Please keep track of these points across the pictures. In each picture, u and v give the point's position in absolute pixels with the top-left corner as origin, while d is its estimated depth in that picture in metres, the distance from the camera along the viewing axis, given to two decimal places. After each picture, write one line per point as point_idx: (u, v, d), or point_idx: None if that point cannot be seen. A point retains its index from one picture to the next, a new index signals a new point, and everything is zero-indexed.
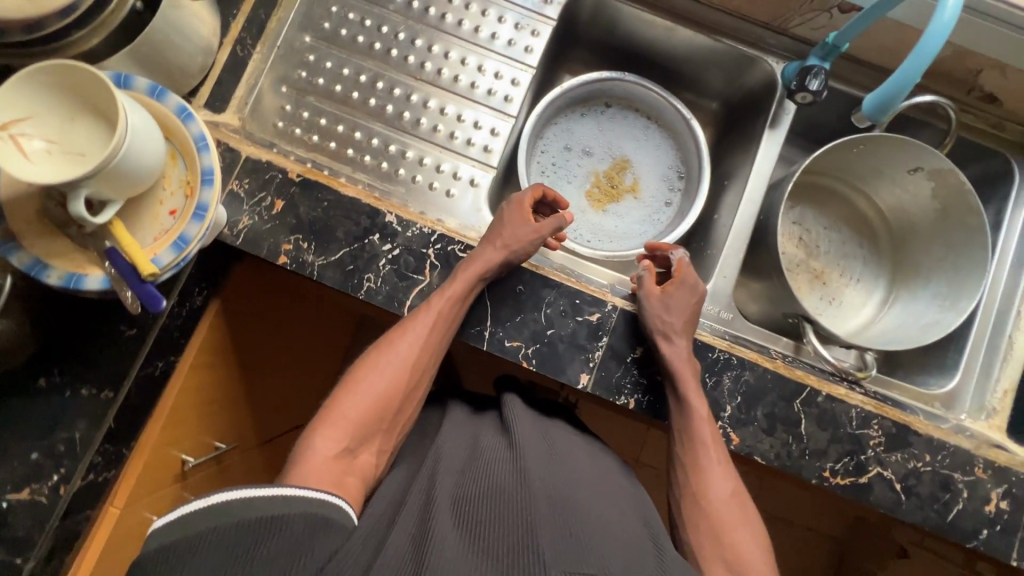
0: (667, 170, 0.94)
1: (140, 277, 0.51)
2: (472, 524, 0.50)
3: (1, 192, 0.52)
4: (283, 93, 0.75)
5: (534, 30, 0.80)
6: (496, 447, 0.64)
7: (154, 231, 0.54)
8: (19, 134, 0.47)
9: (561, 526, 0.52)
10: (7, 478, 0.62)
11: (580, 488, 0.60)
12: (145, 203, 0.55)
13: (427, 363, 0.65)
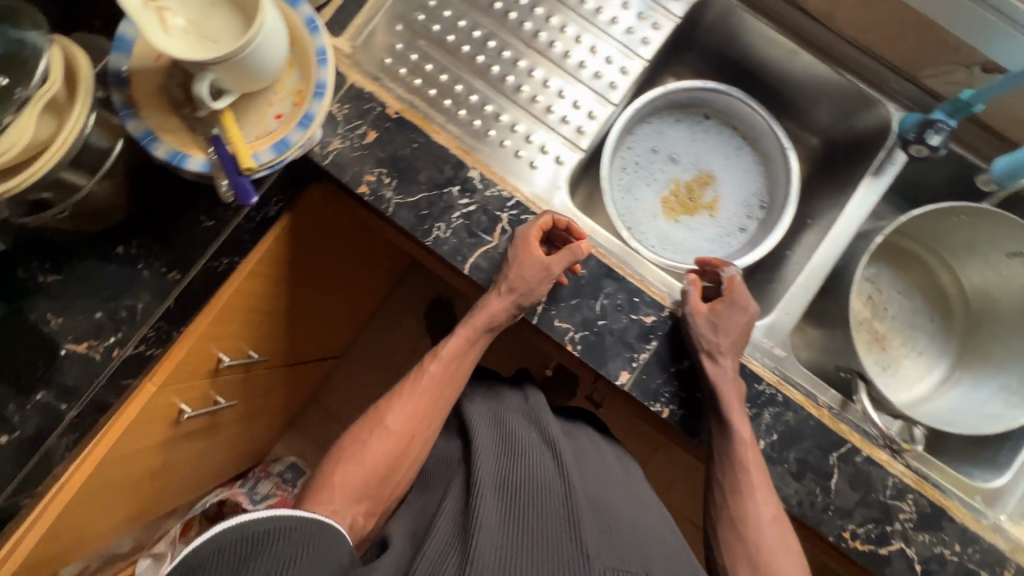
0: (751, 195, 0.92)
1: (238, 168, 0.53)
2: (517, 512, 0.58)
3: (133, 60, 0.55)
4: (397, 31, 0.76)
5: (655, 23, 0.78)
6: (528, 438, 0.69)
7: (258, 129, 0.56)
8: (164, 8, 0.49)
9: (592, 529, 0.59)
10: (71, 328, 0.67)
11: (603, 499, 0.67)
12: (256, 102, 0.57)
13: (417, 429, 0.69)
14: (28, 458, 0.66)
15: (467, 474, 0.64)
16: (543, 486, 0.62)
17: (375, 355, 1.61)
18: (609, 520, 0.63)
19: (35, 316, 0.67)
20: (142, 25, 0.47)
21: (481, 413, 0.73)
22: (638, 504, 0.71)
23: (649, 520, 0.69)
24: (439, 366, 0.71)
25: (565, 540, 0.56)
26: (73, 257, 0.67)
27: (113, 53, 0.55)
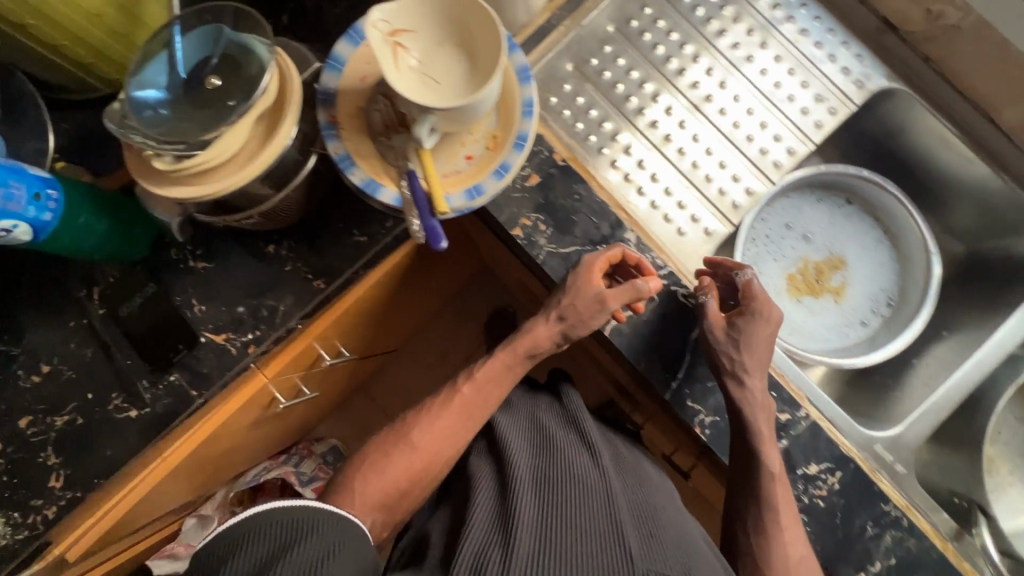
0: (881, 290, 0.88)
1: (432, 210, 0.53)
2: (561, 521, 0.57)
3: (341, 80, 0.56)
4: (569, 72, 0.75)
5: (832, 107, 0.76)
6: (567, 442, 0.67)
7: (448, 167, 0.56)
8: (400, 44, 0.49)
9: (634, 538, 0.57)
10: (213, 318, 0.68)
11: (639, 499, 0.64)
12: (451, 140, 0.56)
13: (442, 448, 0.64)
14: (152, 434, 0.67)
15: (502, 471, 0.63)
16: (582, 492, 0.60)
17: (429, 353, 1.55)
18: (649, 523, 0.61)
19: (179, 300, 0.68)
20: (382, 64, 0.48)
21: (517, 419, 0.70)
22: (669, 501, 0.68)
23: (682, 520, 0.66)
24: (473, 387, 0.67)
25: (608, 552, 0.55)
26: (226, 248, 0.68)
27: (325, 72, 0.55)
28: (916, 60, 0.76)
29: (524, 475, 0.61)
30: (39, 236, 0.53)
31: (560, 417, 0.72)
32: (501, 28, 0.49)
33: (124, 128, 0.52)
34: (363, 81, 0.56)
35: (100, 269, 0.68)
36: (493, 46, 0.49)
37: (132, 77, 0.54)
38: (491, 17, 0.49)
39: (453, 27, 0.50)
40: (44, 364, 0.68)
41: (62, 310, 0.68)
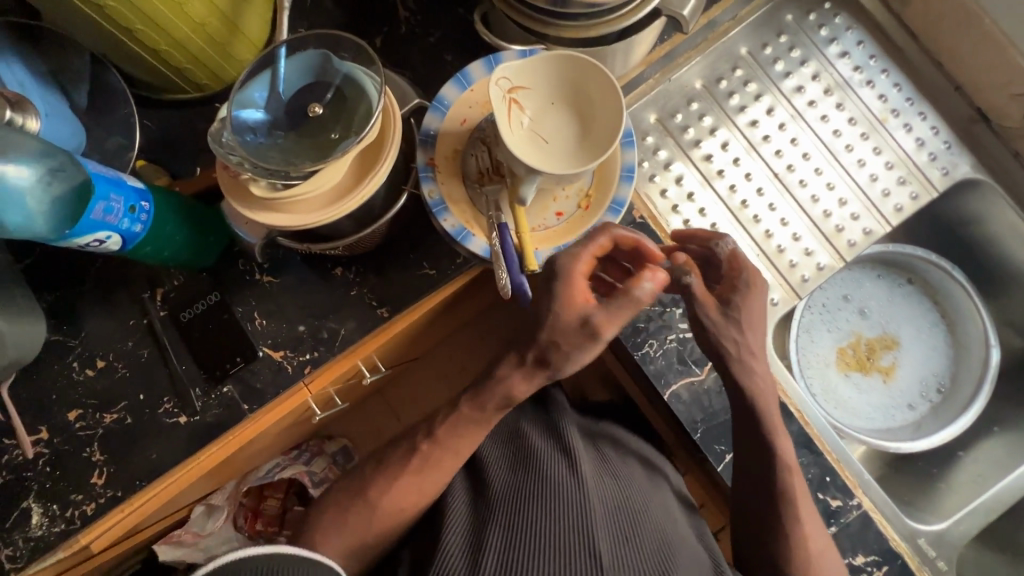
0: (932, 377, 0.86)
1: (522, 266, 0.54)
2: (529, 537, 0.53)
3: (444, 123, 0.57)
4: (652, 126, 0.74)
5: (913, 192, 0.75)
6: (543, 438, 0.63)
7: (537, 221, 0.56)
8: (515, 99, 0.50)
9: (607, 531, 0.54)
10: (273, 333, 0.67)
11: (621, 494, 0.60)
12: (543, 194, 0.56)
13: (405, 502, 0.59)
14: (198, 442, 0.67)
15: (482, 475, 0.61)
16: (551, 496, 0.56)
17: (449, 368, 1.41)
18: (629, 522, 0.57)
19: (240, 312, 0.67)
20: (497, 117, 0.48)
21: (498, 438, 0.65)
22: (657, 492, 0.64)
23: (667, 510, 0.62)
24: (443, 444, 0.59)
25: (581, 544, 0.53)
26: (294, 264, 0.68)
27: (430, 111, 0.57)
28: (1004, 153, 0.75)
29: (497, 489, 0.58)
30: (127, 245, 0.53)
31: (541, 422, 0.66)
32: (620, 101, 0.49)
33: (224, 148, 0.52)
34: (464, 125, 0.57)
35: (165, 271, 0.67)
36: (610, 116, 0.50)
37: (235, 94, 0.53)
38: (613, 90, 0.50)
39: (571, 91, 0.51)
40: (99, 359, 0.67)
41: (123, 307, 0.68)
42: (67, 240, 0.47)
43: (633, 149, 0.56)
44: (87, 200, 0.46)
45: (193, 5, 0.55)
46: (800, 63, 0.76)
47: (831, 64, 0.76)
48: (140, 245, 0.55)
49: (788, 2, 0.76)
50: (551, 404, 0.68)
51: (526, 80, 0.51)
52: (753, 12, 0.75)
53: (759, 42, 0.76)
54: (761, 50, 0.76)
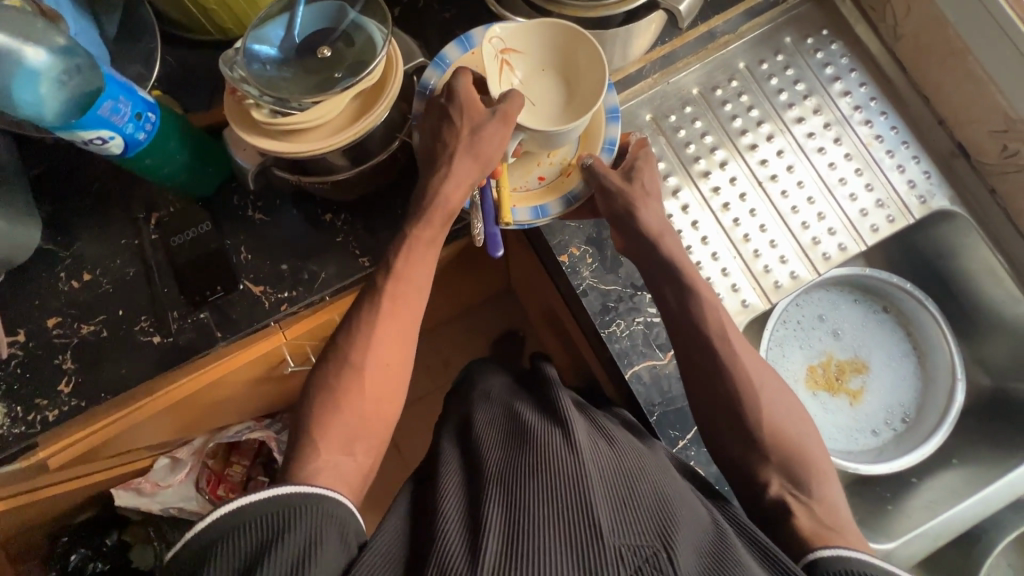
0: (898, 405, 0.87)
1: (496, 220, 0.61)
2: (523, 500, 0.47)
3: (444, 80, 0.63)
4: (646, 123, 0.78)
5: (891, 215, 0.78)
6: (534, 419, 0.59)
7: (519, 182, 0.64)
8: (509, 62, 0.60)
9: (605, 495, 0.48)
10: (256, 268, 0.70)
11: (614, 458, 0.54)
12: (528, 159, 0.65)
13: (375, 381, 0.54)
14: (167, 364, 0.68)
15: (476, 459, 0.55)
16: (544, 460, 0.51)
17: (432, 359, 1.44)
18: (627, 486, 0.50)
19: (228, 244, 0.70)
20: (489, 77, 0.59)
21: (491, 407, 0.65)
22: (650, 454, 0.58)
23: (665, 470, 0.55)
24: (405, 280, 0.57)
25: (577, 509, 0.46)
26: (287, 206, 0.70)
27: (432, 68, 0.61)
28: (981, 189, 0.78)
29: (493, 465, 0.53)
30: (127, 151, 0.56)
31: (535, 401, 0.64)
32: (600, 70, 0.58)
33: (233, 72, 0.55)
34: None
35: (163, 197, 0.70)
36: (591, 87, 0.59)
37: (251, 30, 0.56)
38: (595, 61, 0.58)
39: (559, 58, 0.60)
40: (86, 273, 0.70)
41: (117, 227, 0.71)
42: (71, 130, 0.50)
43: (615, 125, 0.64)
44: (97, 95, 0.50)
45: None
46: (794, 81, 0.80)
47: (823, 86, 0.80)
48: (140, 155, 0.58)
49: (787, 26, 0.80)
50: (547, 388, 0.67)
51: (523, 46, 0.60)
52: (752, 30, 0.79)
53: (756, 58, 0.80)
54: (758, 65, 0.80)
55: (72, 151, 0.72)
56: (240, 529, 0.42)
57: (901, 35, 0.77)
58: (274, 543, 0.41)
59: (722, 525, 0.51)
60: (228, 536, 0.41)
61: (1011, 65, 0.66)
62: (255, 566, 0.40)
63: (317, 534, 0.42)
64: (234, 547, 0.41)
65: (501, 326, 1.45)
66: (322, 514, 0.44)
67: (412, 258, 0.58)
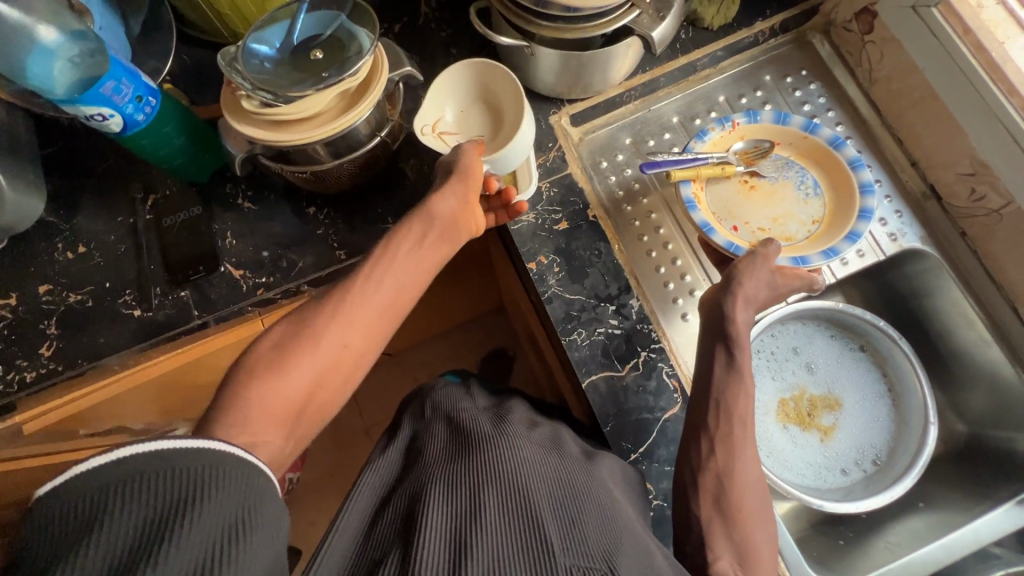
0: (869, 446, 0.85)
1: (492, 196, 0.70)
2: (468, 504, 0.47)
3: (751, 130, 0.79)
4: (625, 143, 0.82)
5: (861, 250, 0.79)
6: (483, 425, 0.59)
7: (722, 216, 0.77)
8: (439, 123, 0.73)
9: (550, 510, 0.48)
10: (239, 253, 0.74)
11: (558, 472, 0.54)
12: (741, 210, 0.77)
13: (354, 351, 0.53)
14: (144, 336, 0.71)
15: (423, 467, 0.54)
16: (492, 468, 0.51)
17: (418, 371, 1.45)
18: (573, 503, 0.50)
19: (216, 229, 0.74)
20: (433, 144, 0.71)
21: (440, 414, 0.64)
22: (596, 472, 0.57)
23: (610, 494, 0.55)
24: (382, 300, 0.56)
25: (521, 524, 0.46)
26: (275, 194, 0.76)
27: (751, 113, 0.78)
28: (951, 230, 0.79)
29: (440, 470, 0.52)
30: (126, 130, 0.61)
31: (490, 414, 0.64)
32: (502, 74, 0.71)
33: (230, 68, 0.60)
34: (739, 140, 0.78)
35: (162, 180, 0.75)
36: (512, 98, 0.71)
37: (253, 32, 0.62)
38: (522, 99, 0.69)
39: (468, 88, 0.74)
40: (81, 246, 0.74)
41: (115, 204, 0.75)
42: (75, 105, 0.55)
43: (828, 262, 0.71)
44: (99, 77, 0.55)
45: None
46: None
47: None
48: (138, 135, 0.63)
49: (768, 64, 0.84)
50: (500, 406, 0.69)
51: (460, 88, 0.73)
52: (733, 66, 0.84)
53: (736, 92, 0.84)
54: (738, 99, 0.83)
55: (87, 133, 0.77)
56: (139, 488, 0.33)
57: (875, 78, 0.81)
58: (170, 519, 0.33)
59: (655, 555, 0.51)
60: (123, 492, 0.33)
61: (975, 111, 0.68)
62: (159, 530, 0.32)
63: (228, 500, 0.35)
64: (133, 507, 0.33)
65: (490, 345, 1.46)
66: (251, 469, 0.38)
67: (382, 283, 0.56)
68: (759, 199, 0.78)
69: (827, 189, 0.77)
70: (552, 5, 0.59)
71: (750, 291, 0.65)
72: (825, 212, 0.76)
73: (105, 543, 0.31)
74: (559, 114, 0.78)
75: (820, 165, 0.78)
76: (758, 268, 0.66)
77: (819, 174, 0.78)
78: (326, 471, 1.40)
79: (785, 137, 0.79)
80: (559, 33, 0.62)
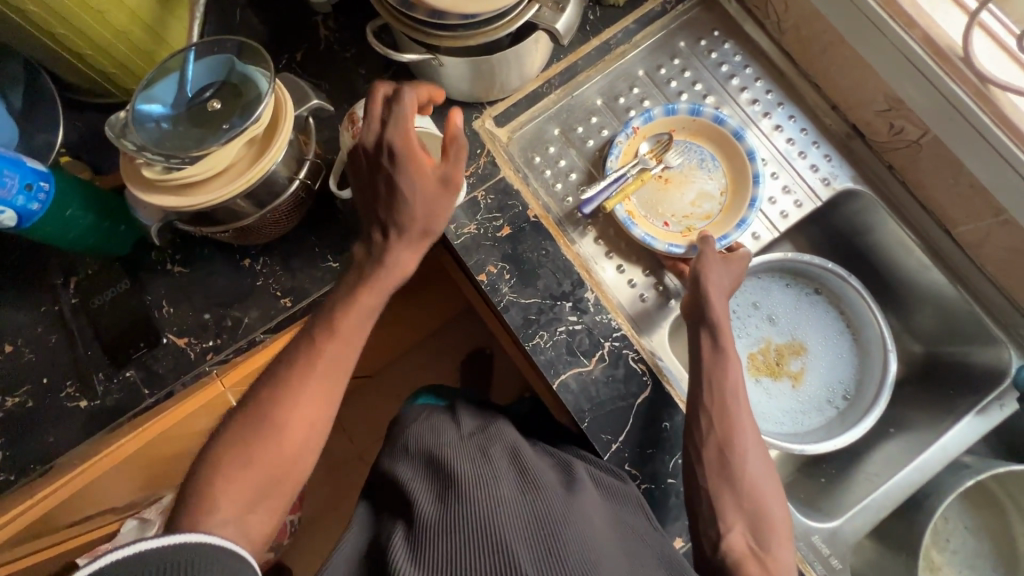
0: (838, 383, 0.89)
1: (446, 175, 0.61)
2: (438, 554, 0.47)
3: (648, 128, 0.79)
4: (554, 134, 0.80)
5: (798, 201, 0.81)
6: (461, 458, 0.58)
7: (653, 216, 0.78)
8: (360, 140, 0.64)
9: (524, 549, 0.48)
10: (179, 320, 0.71)
11: (537, 503, 0.53)
12: (666, 205, 0.79)
13: (316, 430, 0.56)
14: (98, 426, 0.68)
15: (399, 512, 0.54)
16: (462, 511, 0.50)
17: (401, 387, 1.43)
18: (550, 532, 0.50)
19: (150, 300, 0.71)
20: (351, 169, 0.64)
21: (418, 444, 0.63)
22: (578, 497, 0.56)
23: (592, 512, 0.55)
24: (328, 372, 0.57)
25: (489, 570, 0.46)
26: (205, 254, 0.72)
27: (642, 113, 0.78)
28: (879, 166, 0.81)
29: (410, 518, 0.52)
30: (24, 223, 0.58)
31: (474, 442, 0.62)
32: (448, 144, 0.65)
33: (122, 138, 0.56)
34: (643, 141, 0.79)
35: (81, 260, 0.71)
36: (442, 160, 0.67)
37: (140, 92, 0.59)
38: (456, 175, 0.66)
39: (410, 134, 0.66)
40: (7, 344, 0.69)
41: (35, 294, 0.71)
42: None
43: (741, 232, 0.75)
44: None
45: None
46: (692, 83, 0.83)
47: (720, 84, 0.83)
48: (39, 224, 0.59)
49: (680, 30, 0.84)
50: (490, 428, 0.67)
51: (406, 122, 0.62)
52: (646, 38, 0.82)
53: (654, 64, 0.83)
54: (656, 71, 0.83)
55: None
56: None
57: (784, 28, 0.81)
58: None
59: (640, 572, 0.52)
60: None
61: (880, 50, 0.70)
62: None
63: None
64: None
65: (466, 346, 1.45)
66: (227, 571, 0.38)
67: (328, 349, 0.57)
68: (675, 190, 0.79)
69: (723, 160, 0.79)
70: (449, 15, 0.57)
71: (717, 282, 0.67)
72: (727, 179, 0.79)
73: None
74: (482, 118, 0.77)
75: (713, 143, 0.79)
76: (713, 260, 0.68)
77: (713, 150, 0.80)
78: (327, 505, 1.38)
79: (679, 124, 0.79)
80: (459, 42, 0.61)
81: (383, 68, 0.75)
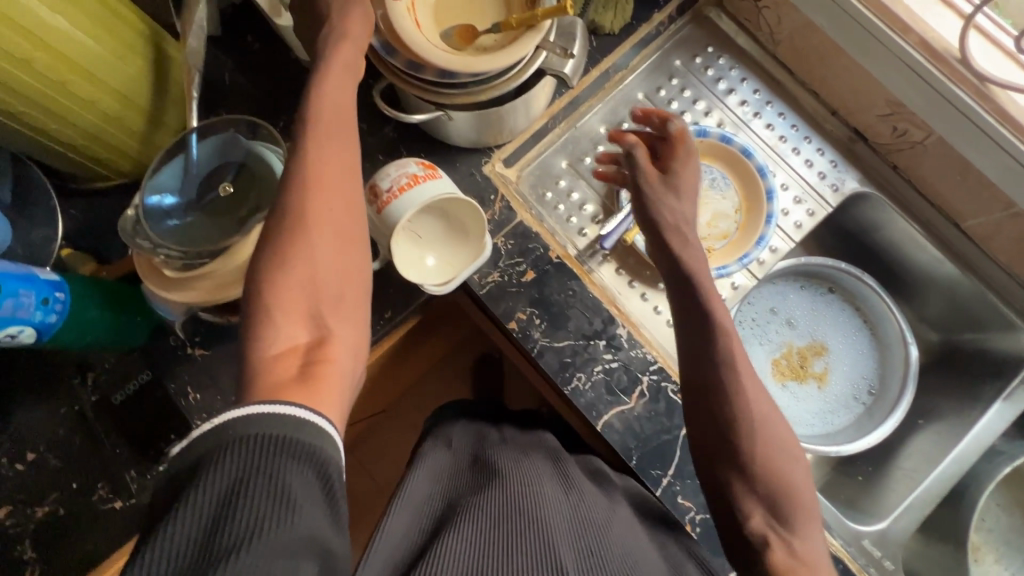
0: (862, 379, 0.90)
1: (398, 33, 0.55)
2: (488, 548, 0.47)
3: None
4: (562, 168, 0.80)
5: (810, 209, 0.82)
6: (510, 467, 0.59)
7: None
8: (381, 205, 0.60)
9: (569, 556, 0.49)
10: (208, 405, 0.69)
11: (581, 513, 0.55)
12: None
13: (349, 259, 0.49)
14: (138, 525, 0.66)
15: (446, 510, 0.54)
16: (514, 515, 0.51)
17: (417, 417, 1.42)
18: (594, 543, 0.51)
19: (173, 388, 0.68)
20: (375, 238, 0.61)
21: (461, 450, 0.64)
22: (616, 512, 0.58)
23: (628, 527, 0.57)
24: (329, 227, 0.48)
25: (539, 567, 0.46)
26: (225, 335, 0.70)
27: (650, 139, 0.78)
28: (883, 166, 0.82)
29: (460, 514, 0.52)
30: (43, 337, 0.55)
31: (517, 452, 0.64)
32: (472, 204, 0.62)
33: (136, 236, 0.54)
34: None
35: (95, 355, 0.68)
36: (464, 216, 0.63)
37: (145, 182, 0.56)
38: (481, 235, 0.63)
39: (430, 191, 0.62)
40: (27, 453, 0.66)
41: (51, 395, 0.67)
42: None
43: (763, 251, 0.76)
44: None
45: (81, 88, 0.57)
46: (693, 101, 0.83)
47: (720, 99, 0.83)
48: (58, 335, 0.56)
49: (675, 49, 0.84)
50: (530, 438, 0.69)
51: (428, 195, 0.59)
52: (643, 61, 0.82)
53: (653, 86, 0.83)
54: (656, 92, 0.83)
55: None
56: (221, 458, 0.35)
57: (778, 39, 0.82)
58: (240, 493, 0.33)
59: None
60: (218, 460, 0.35)
61: (880, 59, 0.70)
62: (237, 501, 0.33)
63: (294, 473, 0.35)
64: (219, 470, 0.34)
65: None
66: (318, 458, 0.37)
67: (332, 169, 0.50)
68: None
69: (733, 178, 0.80)
70: (459, 74, 0.56)
71: None
72: (741, 198, 0.79)
73: (191, 512, 0.33)
74: (491, 161, 0.75)
75: (722, 161, 0.80)
76: None
77: (722, 168, 0.80)
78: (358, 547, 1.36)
79: None
80: (467, 98, 0.60)
81: (385, 121, 0.74)
